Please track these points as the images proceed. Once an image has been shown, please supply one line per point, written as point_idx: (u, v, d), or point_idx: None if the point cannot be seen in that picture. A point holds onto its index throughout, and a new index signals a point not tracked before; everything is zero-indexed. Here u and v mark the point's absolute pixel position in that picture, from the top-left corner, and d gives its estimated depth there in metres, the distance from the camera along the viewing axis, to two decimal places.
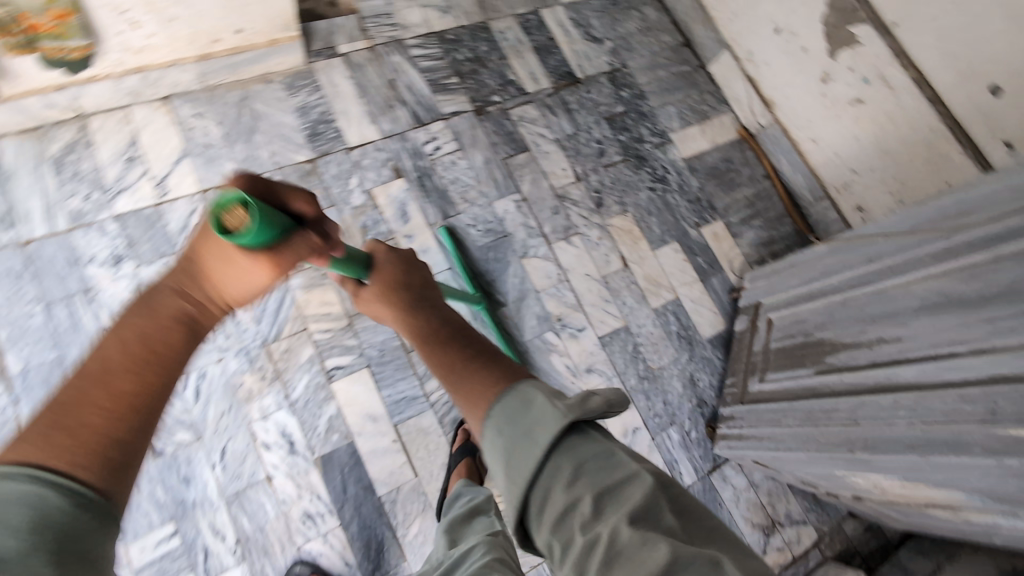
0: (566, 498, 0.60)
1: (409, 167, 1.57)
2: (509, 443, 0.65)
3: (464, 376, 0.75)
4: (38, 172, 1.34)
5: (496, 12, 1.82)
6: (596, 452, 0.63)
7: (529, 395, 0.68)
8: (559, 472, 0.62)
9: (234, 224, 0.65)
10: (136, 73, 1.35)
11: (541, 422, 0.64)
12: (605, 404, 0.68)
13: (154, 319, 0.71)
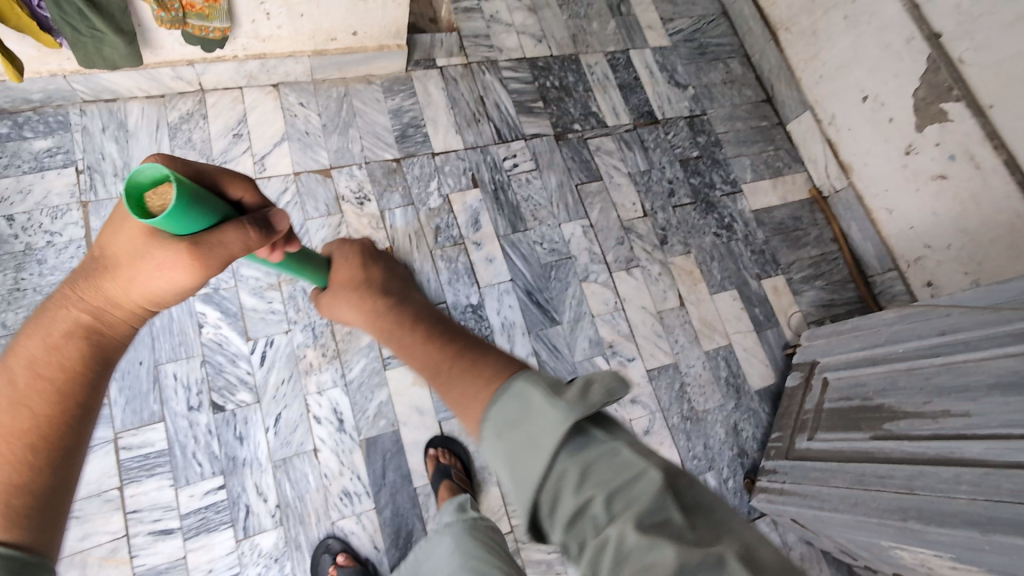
0: (573, 505, 0.47)
1: (487, 179, 1.64)
2: (508, 455, 0.50)
3: (452, 375, 0.57)
4: (155, 135, 1.46)
5: (587, 47, 1.91)
6: (606, 457, 0.48)
7: (523, 394, 0.51)
8: (564, 479, 0.48)
9: (159, 205, 0.55)
10: (257, 58, 1.47)
11: (545, 428, 0.48)
12: (609, 392, 0.51)
13: (44, 341, 0.59)
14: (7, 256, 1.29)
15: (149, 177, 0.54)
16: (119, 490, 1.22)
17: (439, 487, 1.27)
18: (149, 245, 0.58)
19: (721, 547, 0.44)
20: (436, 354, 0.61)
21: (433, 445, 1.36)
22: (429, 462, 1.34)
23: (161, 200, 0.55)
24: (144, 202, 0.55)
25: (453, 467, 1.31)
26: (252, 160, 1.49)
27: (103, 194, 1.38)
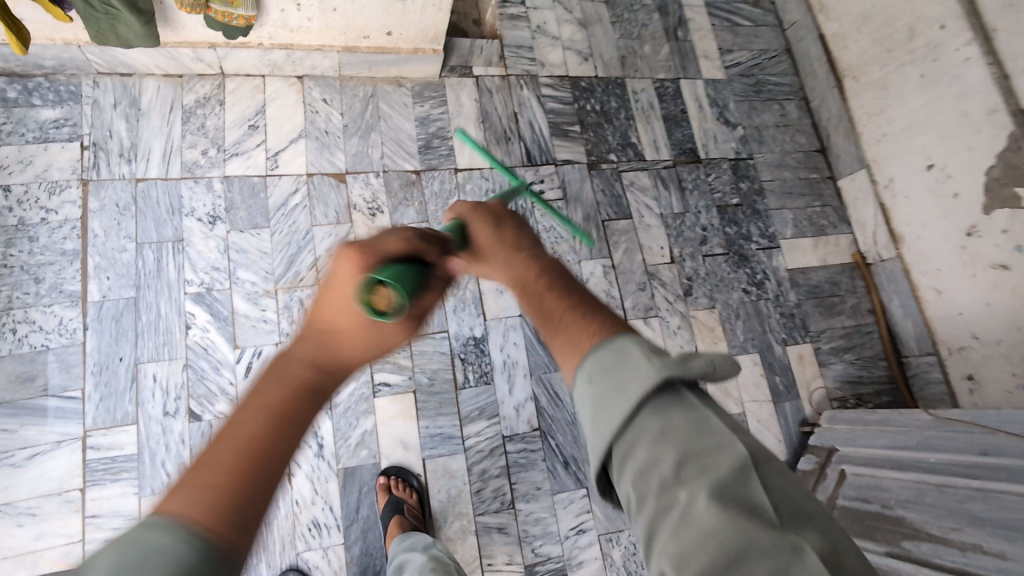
0: (646, 456, 0.44)
1: (509, 204, 1.54)
2: (593, 395, 0.49)
3: (560, 325, 0.56)
4: (168, 116, 1.38)
5: (636, 71, 1.78)
6: (691, 416, 0.46)
7: (625, 347, 0.50)
8: (643, 429, 0.46)
9: (385, 301, 0.54)
10: (284, 48, 1.39)
11: (636, 377, 0.47)
12: (714, 364, 0.48)
13: (276, 382, 0.46)
14: None
15: (365, 288, 0.53)
16: (82, 491, 1.14)
17: (389, 523, 1.18)
18: (381, 331, 0.54)
19: (801, 538, 0.39)
20: (550, 302, 0.59)
21: (386, 472, 1.26)
22: (380, 493, 1.23)
23: (392, 298, 0.54)
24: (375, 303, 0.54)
25: (405, 501, 1.21)
26: (265, 155, 1.41)
27: (105, 174, 1.31)
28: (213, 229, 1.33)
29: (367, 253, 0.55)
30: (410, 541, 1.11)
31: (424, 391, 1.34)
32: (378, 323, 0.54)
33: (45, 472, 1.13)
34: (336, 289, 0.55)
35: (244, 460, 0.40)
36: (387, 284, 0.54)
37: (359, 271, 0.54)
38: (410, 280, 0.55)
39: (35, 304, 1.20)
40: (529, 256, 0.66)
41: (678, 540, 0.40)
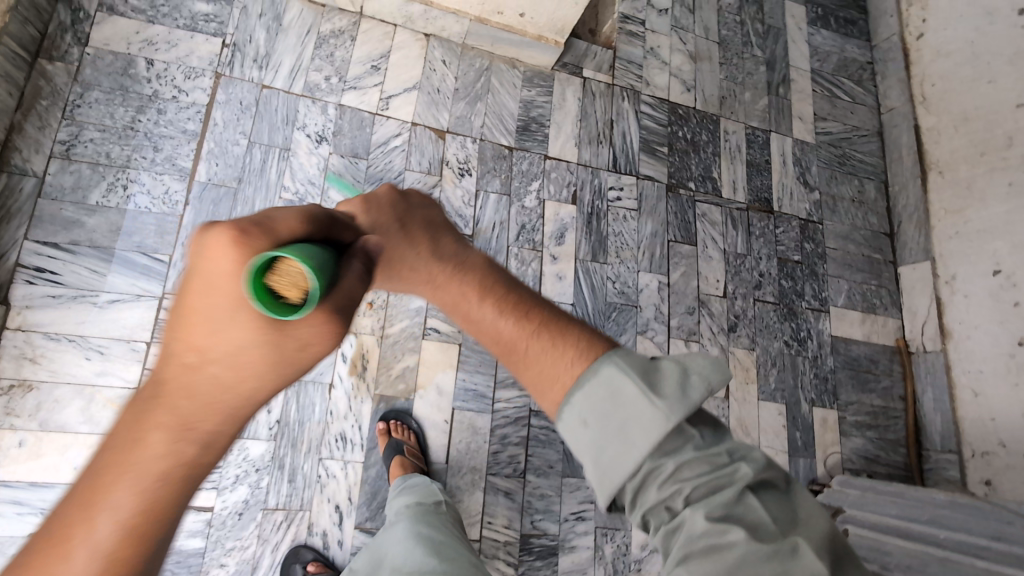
0: (659, 492, 0.44)
1: (586, 201, 1.61)
2: (597, 442, 0.46)
3: (531, 361, 0.49)
4: (304, 39, 1.48)
5: (731, 113, 1.85)
6: (704, 444, 0.45)
7: (615, 384, 0.46)
8: (659, 470, 0.44)
9: (290, 285, 0.38)
10: (422, 4, 1.49)
11: (640, 425, 0.44)
12: (710, 387, 0.45)
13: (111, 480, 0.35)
14: (133, 95, 1.33)
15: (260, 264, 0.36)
16: (147, 345, 1.23)
17: (391, 463, 1.22)
18: (268, 355, 0.38)
19: (799, 538, 0.42)
20: (506, 332, 0.50)
21: (385, 418, 1.31)
22: (381, 438, 1.27)
23: (296, 289, 0.38)
24: (266, 300, 0.37)
25: (405, 443, 1.26)
26: (379, 95, 1.50)
27: (237, 72, 1.41)
28: (318, 148, 1.42)
29: (252, 232, 0.36)
30: (410, 477, 1.16)
31: (468, 346, 1.40)
32: (266, 346, 0.38)
33: (121, 318, 1.22)
34: (204, 295, 0.37)
35: None
36: (284, 263, 0.37)
37: (241, 267, 0.36)
38: (325, 258, 0.40)
39: (148, 169, 1.30)
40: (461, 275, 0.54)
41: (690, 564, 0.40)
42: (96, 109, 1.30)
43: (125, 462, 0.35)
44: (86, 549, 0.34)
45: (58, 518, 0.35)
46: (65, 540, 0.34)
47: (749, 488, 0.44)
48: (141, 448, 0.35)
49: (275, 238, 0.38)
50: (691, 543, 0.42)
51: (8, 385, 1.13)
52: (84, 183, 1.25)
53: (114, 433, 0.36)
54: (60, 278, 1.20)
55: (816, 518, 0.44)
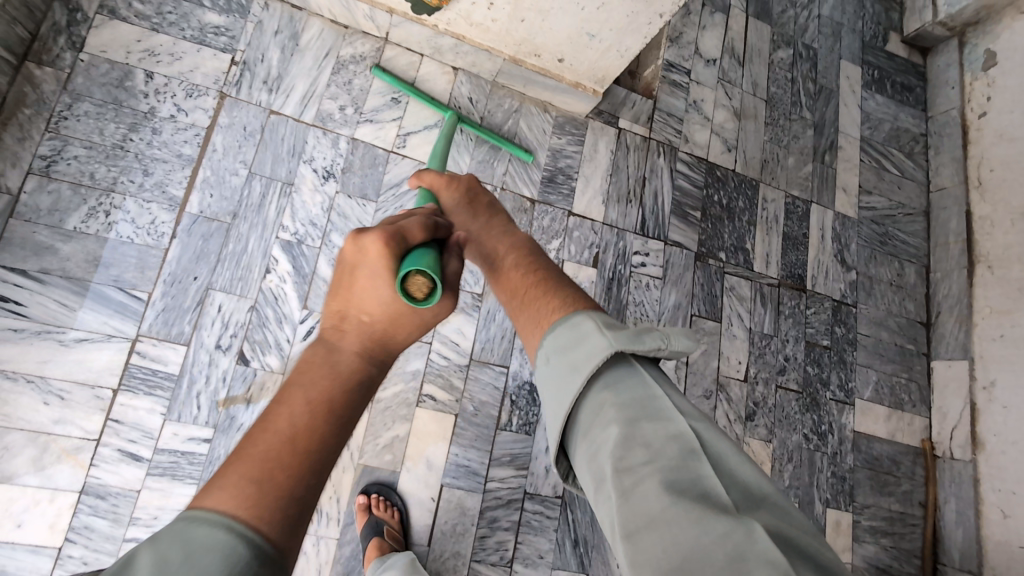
0: (602, 435, 0.53)
1: (608, 265, 1.48)
2: (557, 376, 0.59)
3: (523, 303, 0.71)
4: (321, 63, 1.36)
5: (771, 179, 1.73)
6: (643, 390, 0.55)
7: (580, 325, 0.60)
8: (602, 403, 0.55)
9: (418, 287, 0.62)
10: (453, 38, 1.36)
11: (589, 354, 0.57)
12: (660, 343, 0.59)
13: (327, 363, 0.58)
14: (127, 111, 1.21)
15: (401, 275, 0.60)
16: (114, 393, 1.08)
17: (368, 545, 1.08)
18: (416, 313, 0.64)
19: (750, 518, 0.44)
20: (517, 281, 0.75)
21: (366, 491, 1.16)
22: (360, 513, 1.13)
23: (423, 281, 0.61)
24: (408, 287, 0.61)
25: (386, 523, 1.11)
26: (396, 131, 1.38)
27: (243, 94, 1.29)
28: (324, 185, 1.30)
29: (393, 239, 0.62)
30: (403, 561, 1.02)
31: (466, 418, 1.26)
32: (406, 307, 0.62)
33: (88, 360, 1.08)
34: (370, 282, 0.62)
35: (289, 445, 0.49)
36: (416, 273, 0.61)
37: (386, 269, 0.61)
38: (431, 258, 0.62)
39: (134, 195, 1.18)
40: (505, 239, 0.86)
41: (640, 527, 0.46)
42: (83, 123, 1.18)
43: (337, 360, 0.59)
44: (314, 403, 0.53)
45: (283, 393, 0.54)
46: (299, 393, 0.53)
47: (694, 458, 0.49)
48: (342, 353, 0.60)
49: (404, 244, 0.63)
50: (639, 507, 0.47)
51: None
52: (62, 206, 1.14)
53: (322, 350, 0.61)
54: (25, 310, 1.07)
55: (764, 509, 0.47)
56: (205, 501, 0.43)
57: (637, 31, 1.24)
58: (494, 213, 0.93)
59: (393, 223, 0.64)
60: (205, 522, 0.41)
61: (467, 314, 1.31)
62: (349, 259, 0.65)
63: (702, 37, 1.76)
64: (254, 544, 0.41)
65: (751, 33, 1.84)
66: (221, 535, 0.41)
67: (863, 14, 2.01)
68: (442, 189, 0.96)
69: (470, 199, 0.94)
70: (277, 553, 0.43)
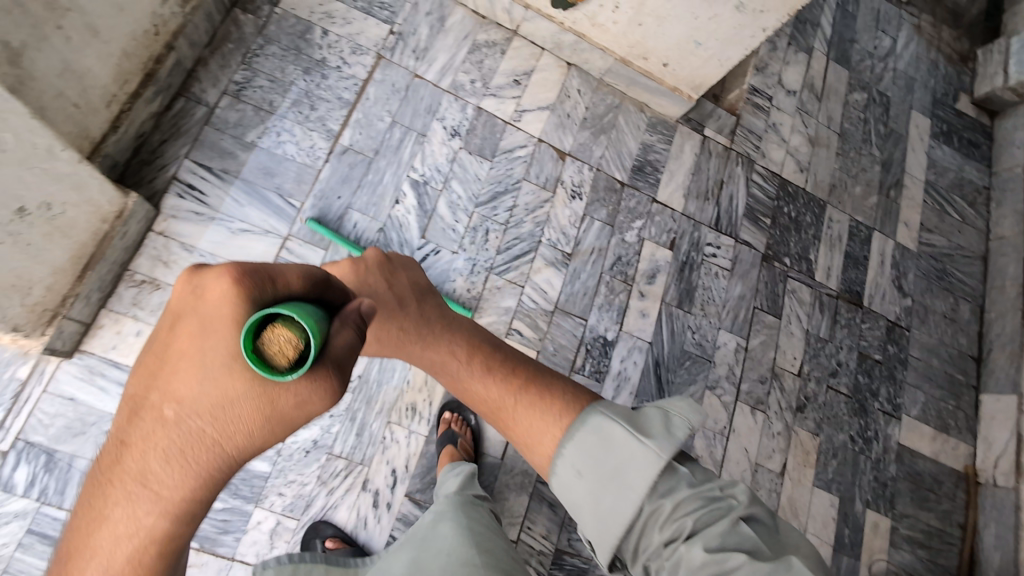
0: (663, 532, 0.72)
1: (683, 250, 1.64)
2: (595, 485, 0.76)
3: (517, 411, 0.87)
4: (460, 43, 1.59)
5: (838, 203, 1.87)
6: (689, 485, 0.74)
7: (609, 435, 0.78)
8: (659, 509, 0.73)
9: (277, 346, 0.47)
10: (574, 35, 1.58)
11: (637, 462, 0.75)
12: (688, 428, 0.79)
13: (111, 495, 0.50)
14: (304, 57, 1.45)
15: (251, 326, 0.46)
16: None
17: (442, 451, 1.23)
18: (253, 405, 0.49)
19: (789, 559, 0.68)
20: (500, 393, 0.90)
21: (449, 408, 1.31)
22: (443, 424, 1.28)
23: (286, 345, 0.47)
24: (258, 348, 0.47)
25: (460, 436, 1.26)
26: (515, 107, 1.59)
27: (396, 58, 1.53)
28: (450, 141, 1.51)
29: (242, 282, 0.50)
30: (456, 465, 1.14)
31: (546, 356, 1.43)
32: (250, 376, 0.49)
33: (249, 248, 1.30)
34: (208, 330, 0.50)
35: None
36: (278, 323, 0.47)
37: (228, 325, 0.49)
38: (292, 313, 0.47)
39: (301, 123, 1.41)
40: (442, 335, 0.97)
41: None
42: (270, 61, 1.42)
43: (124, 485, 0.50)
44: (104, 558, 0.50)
45: (78, 533, 0.51)
46: (89, 542, 0.50)
47: (738, 523, 0.70)
48: (137, 476, 0.50)
49: (259, 291, 0.50)
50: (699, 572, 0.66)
51: (141, 280, 1.20)
52: (245, 122, 1.37)
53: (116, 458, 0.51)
54: (205, 198, 1.29)
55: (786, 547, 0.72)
56: None
57: (740, 43, 1.43)
58: (419, 291, 1.02)
59: (255, 262, 0.52)
60: None
61: (556, 269, 1.50)
62: (176, 312, 0.52)
63: (786, 70, 1.95)
64: None
65: (831, 74, 2.01)
66: None
67: (936, 74, 2.18)
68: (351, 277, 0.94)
69: (385, 278, 0.97)
70: None
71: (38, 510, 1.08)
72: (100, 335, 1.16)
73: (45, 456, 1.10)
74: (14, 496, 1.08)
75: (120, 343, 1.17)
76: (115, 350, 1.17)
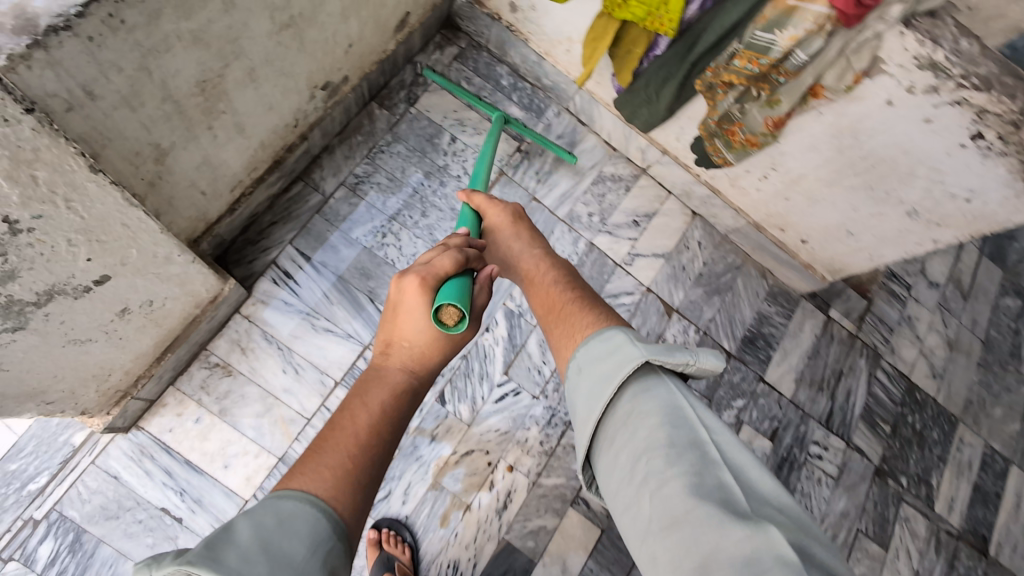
0: (631, 447, 0.58)
1: (785, 444, 1.44)
2: (587, 385, 0.65)
3: (559, 317, 0.77)
4: (587, 172, 1.52)
5: (972, 422, 1.62)
6: (667, 397, 0.61)
7: (613, 339, 0.66)
8: (626, 412, 0.61)
9: (450, 317, 0.69)
10: (709, 190, 1.47)
11: (622, 363, 0.63)
12: (689, 359, 0.65)
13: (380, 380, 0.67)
14: (428, 161, 1.42)
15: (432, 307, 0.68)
16: (335, 384, 1.21)
17: None
18: (452, 341, 0.73)
19: (765, 517, 0.51)
20: (551, 301, 0.80)
21: (377, 526, 1.16)
22: (372, 548, 1.14)
23: (456, 312, 0.68)
24: (441, 318, 0.69)
25: (396, 560, 1.11)
26: (628, 250, 1.48)
27: (518, 176, 1.47)
28: None
29: (426, 279, 0.69)
30: None
31: (610, 537, 1.27)
32: (436, 338, 0.71)
33: (327, 349, 1.23)
34: (408, 316, 0.71)
35: (361, 442, 0.59)
36: (446, 304, 0.68)
37: (424, 298, 0.69)
38: (462, 291, 0.69)
39: (410, 228, 1.36)
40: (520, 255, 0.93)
41: (667, 540, 0.51)
42: (394, 160, 1.39)
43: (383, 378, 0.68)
44: (377, 407, 0.64)
45: (345, 406, 0.63)
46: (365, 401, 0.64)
47: (706, 456, 0.55)
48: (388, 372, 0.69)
49: (437, 280, 0.70)
50: (665, 510, 0.53)
51: (214, 363, 1.16)
52: (356, 216, 1.33)
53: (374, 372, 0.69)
54: (298, 290, 1.25)
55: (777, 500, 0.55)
56: (300, 479, 0.53)
57: (901, 246, 1.27)
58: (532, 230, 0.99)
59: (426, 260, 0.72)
60: (296, 498, 0.51)
61: None
62: (392, 300, 0.73)
63: (930, 260, 1.75)
64: (336, 518, 0.52)
65: (981, 272, 1.80)
66: (305, 506, 0.51)
67: None
68: (489, 209, 0.98)
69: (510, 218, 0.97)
70: (345, 527, 0.52)
71: None
72: (160, 414, 1.11)
73: (72, 535, 1.03)
74: (30, 572, 1.01)
75: (176, 427, 1.11)
76: (170, 434, 1.11)
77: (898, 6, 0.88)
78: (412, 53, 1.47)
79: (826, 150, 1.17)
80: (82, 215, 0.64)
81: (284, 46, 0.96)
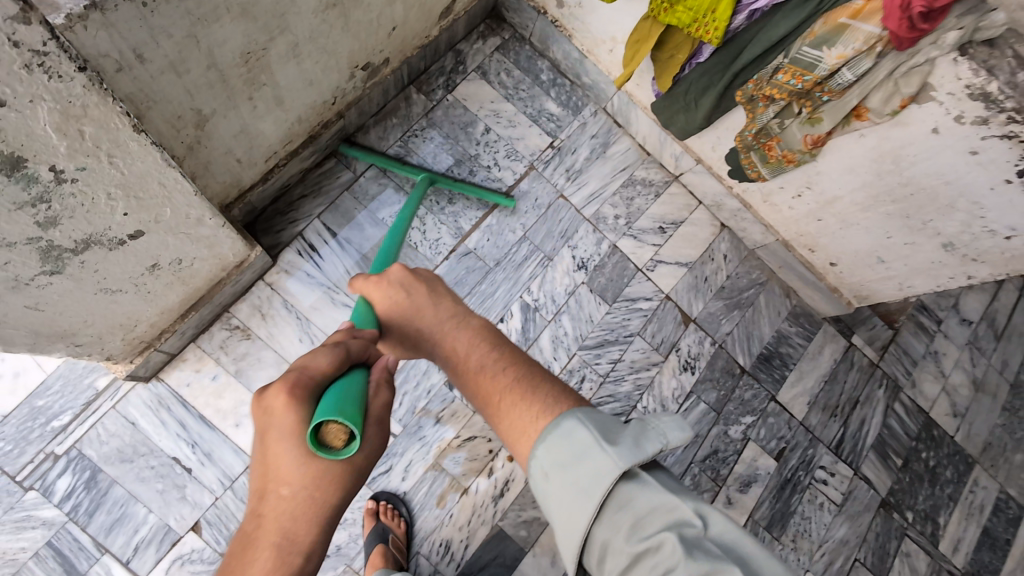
0: (626, 553, 0.54)
1: (790, 465, 1.42)
2: (565, 503, 0.57)
3: (504, 408, 0.65)
4: (618, 173, 1.51)
5: (990, 465, 1.57)
6: (656, 496, 0.56)
7: (575, 441, 0.59)
8: (617, 523, 0.56)
9: (336, 434, 0.51)
10: (740, 203, 1.45)
11: (598, 475, 0.56)
12: (664, 443, 0.59)
13: (248, 552, 0.50)
14: (460, 148, 1.43)
15: (310, 430, 0.50)
16: None
17: (372, 550, 1.09)
18: (344, 466, 0.53)
19: None
20: (488, 387, 0.67)
21: (376, 497, 1.18)
22: (369, 518, 1.15)
23: (338, 430, 0.51)
24: (321, 444, 0.51)
25: (391, 532, 1.13)
26: (651, 255, 1.47)
27: (547, 172, 1.47)
28: (575, 273, 1.42)
29: (293, 398, 0.52)
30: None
31: None
32: (321, 472, 0.51)
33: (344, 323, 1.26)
34: (277, 441, 0.51)
35: None
36: (325, 423, 0.51)
37: (291, 429, 0.51)
38: (343, 401, 0.51)
39: (435, 213, 1.38)
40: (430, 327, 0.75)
41: None
42: (427, 146, 1.41)
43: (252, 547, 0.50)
44: None
45: None
46: None
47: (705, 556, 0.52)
48: (260, 533, 0.51)
49: (314, 387, 0.54)
50: None
51: (235, 325, 1.20)
52: (383, 197, 1.35)
53: (246, 535, 0.51)
54: (321, 263, 1.28)
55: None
56: None
57: (933, 279, 1.24)
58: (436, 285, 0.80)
59: (290, 376, 0.53)
60: None
61: None
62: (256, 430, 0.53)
63: (964, 296, 1.69)
64: None
65: (1018, 314, 1.73)
66: None
67: None
68: (374, 290, 0.77)
69: (406, 285, 0.77)
70: None
71: (64, 525, 1.06)
72: (180, 368, 1.16)
73: (89, 473, 1.09)
74: (48, 503, 1.06)
75: (194, 383, 1.16)
76: (187, 388, 1.15)
77: (954, 34, 0.85)
78: (455, 40, 1.48)
79: (864, 174, 1.14)
80: (122, 171, 0.68)
81: (329, 25, 0.98)
